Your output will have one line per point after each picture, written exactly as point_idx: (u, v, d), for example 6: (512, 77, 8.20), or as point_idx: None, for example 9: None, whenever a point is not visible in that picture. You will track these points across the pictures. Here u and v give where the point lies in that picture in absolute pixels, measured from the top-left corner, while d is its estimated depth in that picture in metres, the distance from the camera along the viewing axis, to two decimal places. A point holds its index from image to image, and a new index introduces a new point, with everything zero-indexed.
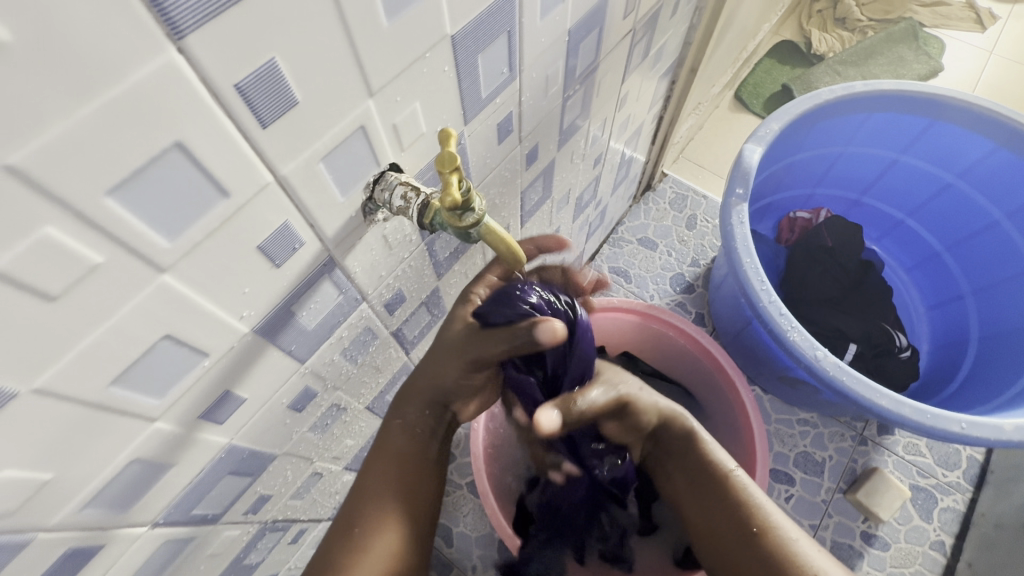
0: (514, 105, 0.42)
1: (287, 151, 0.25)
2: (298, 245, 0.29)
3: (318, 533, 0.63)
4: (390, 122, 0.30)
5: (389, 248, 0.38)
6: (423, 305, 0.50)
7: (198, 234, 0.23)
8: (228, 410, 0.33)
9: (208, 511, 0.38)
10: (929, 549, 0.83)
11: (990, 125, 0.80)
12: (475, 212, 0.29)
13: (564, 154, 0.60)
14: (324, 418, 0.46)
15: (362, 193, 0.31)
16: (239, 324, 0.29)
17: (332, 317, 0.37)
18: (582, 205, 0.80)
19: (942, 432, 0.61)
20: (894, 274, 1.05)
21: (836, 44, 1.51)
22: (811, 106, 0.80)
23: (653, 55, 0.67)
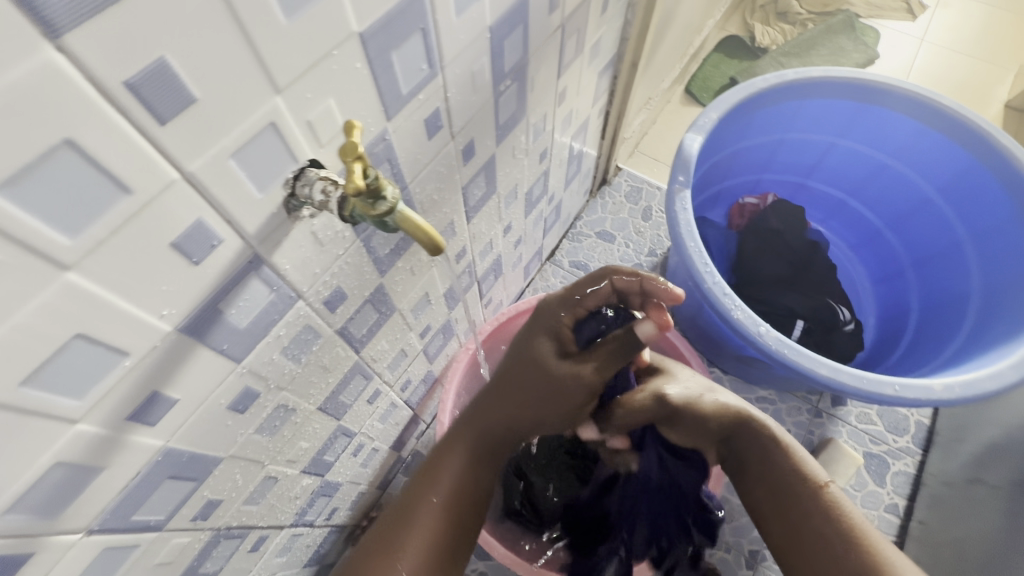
0: (440, 100, 0.43)
1: (192, 149, 0.25)
2: (216, 242, 0.30)
3: (282, 540, 0.63)
4: (304, 118, 0.31)
5: (321, 245, 0.39)
6: (369, 303, 0.51)
7: (101, 231, 0.24)
8: (159, 411, 0.33)
9: (150, 517, 0.38)
10: (884, 512, 0.87)
11: (912, 107, 0.85)
12: (388, 200, 0.29)
13: (504, 149, 0.61)
14: (272, 419, 0.46)
15: (282, 189, 0.32)
16: (161, 323, 0.29)
17: (265, 314, 0.37)
18: (533, 201, 0.82)
19: (879, 395, 0.64)
20: (840, 252, 1.09)
21: (778, 37, 1.57)
22: (747, 95, 0.83)
23: (589, 51, 0.69)
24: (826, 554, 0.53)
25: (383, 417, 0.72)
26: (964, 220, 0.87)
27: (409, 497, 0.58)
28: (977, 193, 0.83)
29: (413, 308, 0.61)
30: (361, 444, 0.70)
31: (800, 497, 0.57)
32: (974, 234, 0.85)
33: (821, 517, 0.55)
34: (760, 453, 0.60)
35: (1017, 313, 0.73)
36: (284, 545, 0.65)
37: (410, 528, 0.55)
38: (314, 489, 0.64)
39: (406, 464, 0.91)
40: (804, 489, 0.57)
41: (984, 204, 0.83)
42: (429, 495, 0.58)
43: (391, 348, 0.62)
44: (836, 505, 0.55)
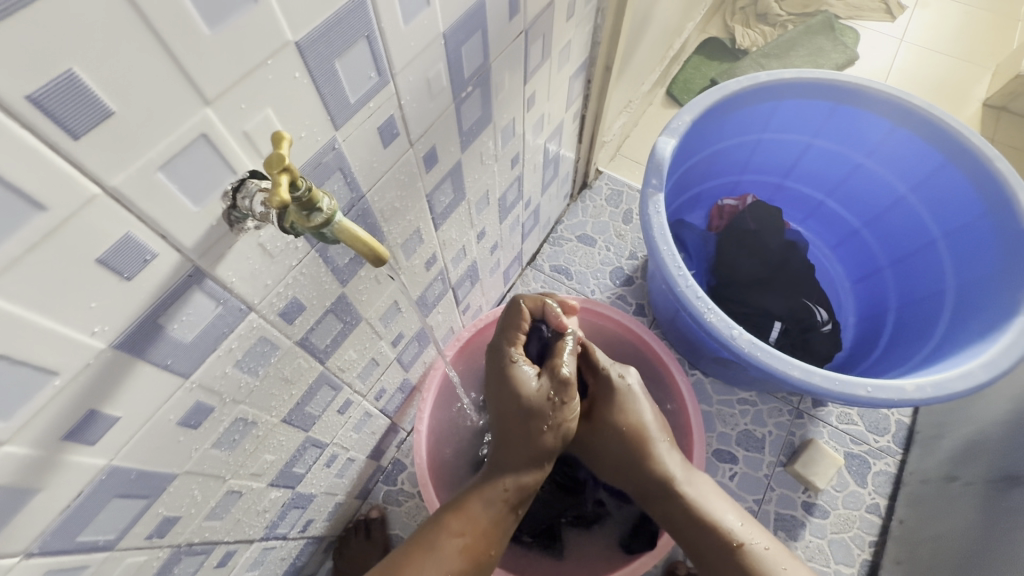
0: (394, 108, 0.42)
1: (113, 163, 0.25)
2: (150, 256, 0.29)
3: (252, 554, 0.62)
4: (239, 130, 0.30)
5: (270, 257, 0.38)
6: (331, 313, 0.50)
7: (15, 249, 0.23)
8: (99, 430, 0.32)
9: (99, 537, 0.37)
10: (865, 512, 0.87)
11: (885, 107, 0.85)
12: (324, 211, 0.29)
13: (471, 155, 0.61)
14: (230, 433, 0.45)
15: (221, 201, 0.32)
16: (93, 340, 0.29)
17: (212, 328, 0.36)
18: (508, 207, 0.81)
19: (851, 397, 0.64)
20: (820, 252, 1.09)
21: (758, 39, 1.58)
22: (720, 97, 0.83)
23: (558, 56, 0.69)
24: None
25: (357, 427, 0.72)
26: (938, 219, 0.87)
27: (434, 527, 0.59)
28: (950, 192, 0.84)
29: (381, 317, 0.61)
30: (334, 455, 0.69)
31: (719, 560, 0.59)
32: (948, 233, 0.85)
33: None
34: (681, 521, 0.62)
35: (989, 311, 0.73)
36: (256, 559, 0.64)
37: (431, 560, 0.56)
38: (285, 502, 0.63)
39: (386, 473, 0.90)
40: (723, 552, 0.59)
41: (956, 203, 0.83)
42: (451, 531, 0.58)
43: (361, 357, 0.62)
44: (752, 566, 0.57)
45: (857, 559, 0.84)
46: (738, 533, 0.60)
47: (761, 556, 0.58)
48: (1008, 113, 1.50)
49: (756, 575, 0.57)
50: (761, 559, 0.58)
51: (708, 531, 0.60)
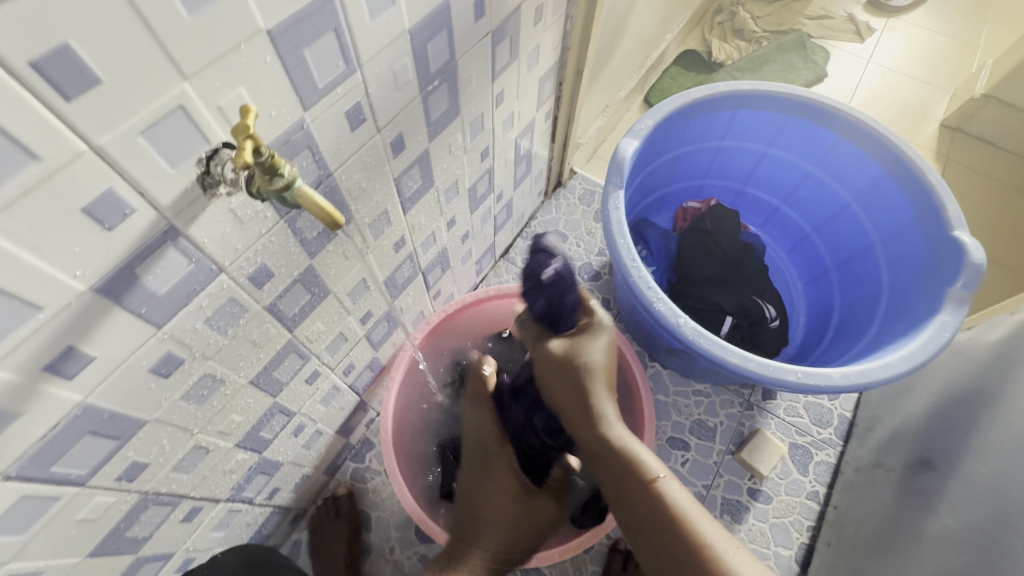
0: (361, 95, 0.47)
1: (100, 123, 0.29)
2: (129, 211, 0.33)
3: (218, 514, 0.66)
4: (214, 104, 0.35)
5: (241, 222, 0.42)
6: (299, 283, 0.54)
7: (11, 191, 0.27)
8: (76, 366, 0.36)
9: (71, 471, 0.41)
10: (805, 498, 0.93)
11: (831, 119, 0.92)
12: (285, 176, 0.33)
13: (439, 146, 0.65)
14: (199, 387, 0.49)
15: (196, 167, 0.36)
16: (74, 282, 0.33)
17: (185, 284, 0.40)
18: (479, 197, 0.86)
19: (784, 382, 0.70)
20: (776, 255, 1.16)
21: (733, 53, 1.65)
22: (680, 104, 0.89)
23: (526, 57, 0.74)
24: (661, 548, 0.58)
25: (326, 399, 0.76)
26: (878, 225, 0.94)
27: None
28: (887, 200, 0.90)
29: (350, 293, 0.65)
30: (302, 425, 0.73)
31: (635, 490, 0.62)
32: (885, 240, 0.92)
33: (649, 507, 0.60)
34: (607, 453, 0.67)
35: (914, 311, 0.80)
36: (221, 519, 0.67)
37: None
38: (252, 466, 0.66)
39: (355, 450, 0.94)
40: (636, 482, 0.63)
41: (892, 212, 0.90)
42: None
43: (329, 330, 0.66)
44: (662, 496, 0.60)
45: (795, 543, 0.90)
46: (649, 467, 0.63)
47: (668, 490, 0.61)
48: (962, 133, 1.58)
49: (662, 506, 0.60)
50: (671, 492, 0.61)
51: (623, 466, 0.65)
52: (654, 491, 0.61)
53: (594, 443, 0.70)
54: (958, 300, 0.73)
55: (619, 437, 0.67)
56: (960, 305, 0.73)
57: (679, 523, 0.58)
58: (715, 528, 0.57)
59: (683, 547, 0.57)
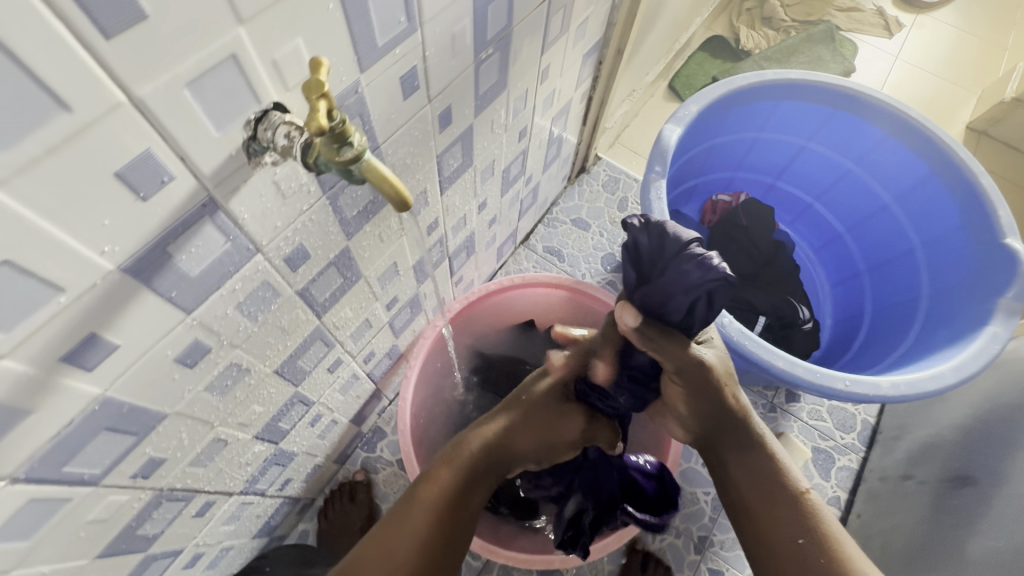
0: (418, 59, 0.41)
1: (141, 71, 0.24)
2: (167, 178, 0.28)
3: (230, 507, 0.61)
4: (269, 57, 0.29)
5: (283, 197, 0.37)
6: (333, 266, 0.49)
7: (35, 148, 0.22)
8: (98, 355, 0.31)
9: (85, 470, 0.36)
10: (826, 504, 0.91)
11: (880, 116, 0.88)
12: (354, 147, 0.29)
13: (483, 122, 0.60)
14: (223, 377, 0.44)
15: (243, 130, 0.31)
16: (102, 259, 0.28)
17: (219, 265, 0.36)
18: (511, 179, 0.81)
19: (830, 390, 0.67)
20: (804, 254, 1.13)
21: (762, 42, 1.60)
22: (725, 91, 0.84)
23: (575, 31, 0.68)
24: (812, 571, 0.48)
25: (344, 388, 0.71)
26: (919, 229, 0.90)
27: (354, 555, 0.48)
28: (932, 204, 0.87)
29: (380, 277, 0.60)
30: (319, 415, 0.68)
31: (777, 497, 0.52)
32: (926, 244, 0.89)
33: (794, 520, 0.51)
34: (748, 460, 0.54)
35: (959, 320, 0.77)
36: (232, 513, 0.63)
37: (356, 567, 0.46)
38: (267, 457, 0.62)
39: (366, 439, 0.90)
40: (783, 493, 0.52)
41: (936, 215, 0.87)
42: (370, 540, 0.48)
43: (355, 317, 0.61)
44: (814, 512, 0.51)
45: None
46: (797, 477, 0.54)
47: (821, 506, 0.52)
48: (988, 137, 1.56)
49: (812, 521, 0.50)
50: (823, 510, 0.52)
51: (769, 466, 0.54)
52: (805, 503, 0.52)
53: (735, 452, 0.55)
54: (1010, 311, 0.71)
55: (765, 433, 0.56)
56: (1012, 316, 0.70)
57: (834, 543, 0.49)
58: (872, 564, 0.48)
59: None
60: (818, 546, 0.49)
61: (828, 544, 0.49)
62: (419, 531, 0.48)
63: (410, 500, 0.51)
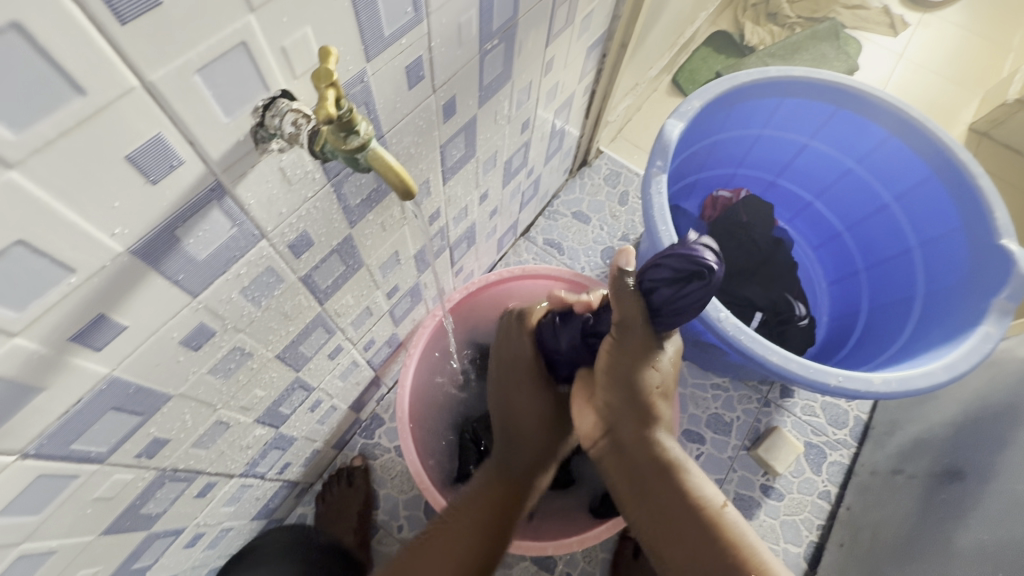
0: (423, 49, 0.42)
1: (153, 55, 0.24)
2: (176, 162, 0.29)
3: (230, 489, 0.62)
4: (278, 44, 0.30)
5: (289, 183, 0.38)
6: (336, 254, 0.50)
7: (50, 131, 0.23)
8: (106, 336, 0.32)
9: (91, 448, 0.37)
10: (817, 497, 0.92)
11: (882, 115, 0.88)
12: (360, 136, 0.30)
13: (486, 113, 0.60)
14: (226, 361, 0.45)
15: (251, 117, 0.31)
16: (112, 242, 0.28)
17: (225, 249, 0.36)
18: (512, 171, 0.81)
19: (822, 385, 0.68)
20: (803, 252, 1.13)
21: (766, 38, 1.59)
22: (729, 87, 0.84)
23: (580, 23, 0.69)
24: None
25: (344, 375, 0.72)
26: (917, 229, 0.91)
27: None
28: (931, 205, 0.88)
29: (381, 266, 0.61)
30: (319, 401, 0.69)
31: (697, 521, 0.53)
32: (923, 244, 0.90)
33: (712, 540, 0.52)
34: (665, 480, 0.55)
35: (953, 319, 0.78)
36: (232, 495, 0.64)
37: None
38: (267, 441, 0.63)
39: (365, 426, 0.91)
40: (701, 513, 0.53)
41: (935, 215, 0.87)
42: None
43: (356, 304, 0.62)
44: (731, 530, 0.52)
45: (804, 540, 0.90)
46: (713, 495, 0.55)
47: (737, 521, 0.53)
48: (989, 139, 1.56)
49: (730, 540, 0.52)
50: (739, 525, 0.53)
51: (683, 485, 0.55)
52: (722, 522, 0.53)
53: (654, 470, 0.55)
54: (1002, 311, 0.72)
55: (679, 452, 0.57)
56: (1005, 316, 0.71)
57: (749, 556, 0.51)
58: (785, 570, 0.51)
59: None
60: (737, 565, 0.50)
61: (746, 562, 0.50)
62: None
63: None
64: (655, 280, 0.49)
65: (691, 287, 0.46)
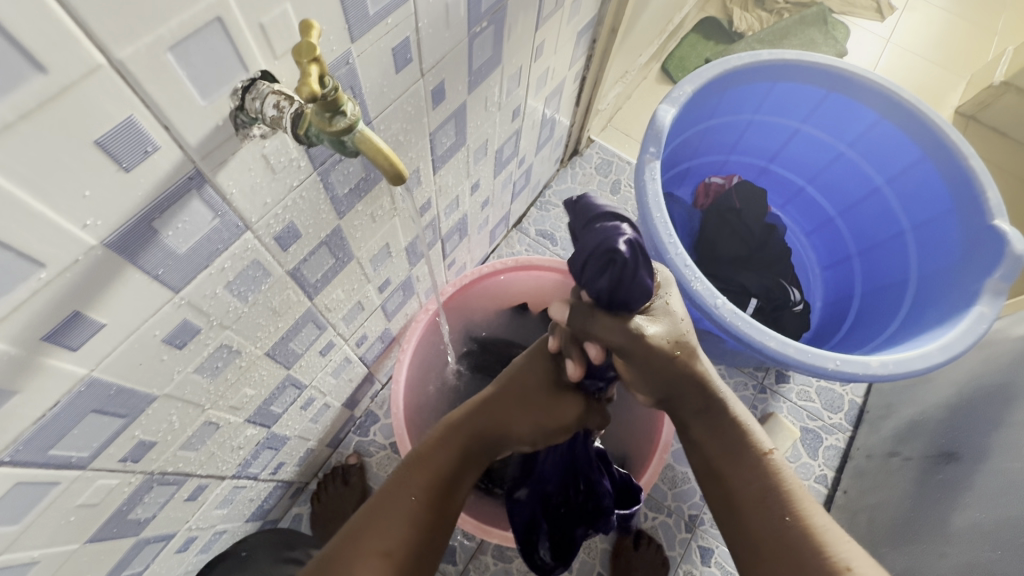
0: (410, 30, 0.40)
1: (121, 30, 0.23)
2: (151, 148, 0.27)
3: (222, 491, 0.61)
4: (256, 21, 0.28)
5: (273, 172, 0.36)
6: (324, 246, 0.48)
7: (10, 113, 0.21)
8: (82, 335, 0.30)
9: (72, 453, 0.35)
10: (814, 482, 0.93)
11: (874, 97, 0.87)
12: (348, 116, 0.29)
13: (476, 99, 0.59)
14: (213, 359, 0.43)
15: (229, 99, 0.29)
16: (84, 234, 0.27)
17: (208, 242, 0.34)
18: (503, 160, 0.79)
19: (820, 369, 0.67)
20: (796, 238, 1.13)
21: (755, 24, 1.59)
22: (721, 71, 0.83)
23: (569, 7, 0.67)
24: (776, 534, 0.48)
25: (336, 372, 0.71)
26: (910, 212, 0.91)
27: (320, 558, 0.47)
28: (922, 186, 0.88)
29: (372, 259, 0.59)
30: (311, 398, 0.68)
31: (742, 462, 0.53)
32: (916, 226, 0.90)
33: (754, 481, 0.51)
34: (713, 422, 0.55)
35: (947, 301, 0.78)
36: (225, 497, 0.62)
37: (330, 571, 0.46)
38: (260, 441, 0.62)
39: (359, 423, 0.89)
40: (745, 454, 0.53)
41: (928, 197, 0.87)
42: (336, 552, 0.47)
43: (347, 299, 0.60)
44: (774, 472, 0.51)
45: None
46: (760, 439, 0.54)
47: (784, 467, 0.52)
48: (976, 122, 1.57)
49: (772, 482, 0.51)
50: (785, 471, 0.52)
51: (732, 426, 0.55)
52: (766, 463, 0.52)
53: (703, 424, 0.56)
54: (995, 291, 0.72)
55: (728, 398, 0.56)
56: (998, 297, 0.71)
57: (790, 503, 0.49)
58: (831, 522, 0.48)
59: (795, 536, 0.47)
60: (775, 507, 0.49)
61: (787, 504, 0.49)
62: (409, 513, 0.49)
63: (400, 484, 0.52)
64: (594, 286, 0.51)
65: (620, 266, 0.50)
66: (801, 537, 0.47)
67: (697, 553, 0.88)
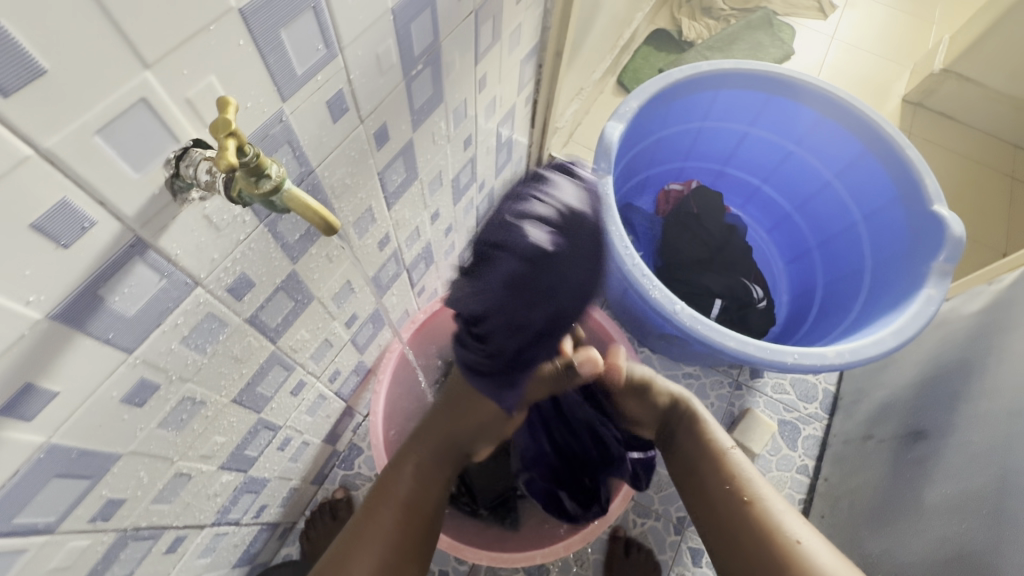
0: (343, 82, 0.42)
1: (48, 122, 0.25)
2: (88, 224, 0.29)
3: (204, 540, 0.61)
4: (181, 96, 0.30)
5: (216, 230, 0.38)
6: (282, 291, 0.50)
7: None
8: (36, 404, 0.31)
9: (38, 519, 0.36)
10: (796, 473, 0.95)
11: (812, 98, 0.92)
12: (272, 178, 0.30)
13: (423, 135, 0.61)
14: (177, 412, 0.44)
15: (164, 169, 0.31)
16: (28, 309, 0.28)
17: (157, 302, 0.36)
18: (461, 188, 0.82)
19: (780, 363, 0.70)
20: (758, 236, 1.17)
21: (703, 32, 1.64)
22: (664, 85, 0.87)
23: (508, 39, 0.70)
24: (730, 518, 0.62)
25: (312, 410, 0.72)
26: (859, 203, 0.95)
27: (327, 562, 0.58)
28: (868, 179, 0.92)
29: (334, 297, 0.61)
30: (288, 438, 0.69)
31: (705, 459, 0.68)
32: (866, 217, 0.94)
33: (714, 474, 0.66)
34: (683, 428, 0.71)
35: (898, 286, 0.81)
36: (207, 545, 0.62)
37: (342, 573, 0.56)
38: (238, 486, 0.62)
39: (343, 457, 0.90)
40: (710, 450, 0.68)
41: (875, 188, 0.91)
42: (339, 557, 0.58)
43: (313, 338, 0.61)
44: (732, 462, 0.66)
45: None
46: (721, 440, 0.69)
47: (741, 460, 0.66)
48: (923, 108, 1.63)
49: (731, 472, 0.65)
50: (743, 463, 0.66)
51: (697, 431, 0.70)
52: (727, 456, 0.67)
53: (685, 431, 0.71)
54: (941, 273, 0.75)
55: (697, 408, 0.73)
56: (943, 279, 0.74)
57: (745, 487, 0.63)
58: (778, 500, 0.61)
59: (751, 513, 0.60)
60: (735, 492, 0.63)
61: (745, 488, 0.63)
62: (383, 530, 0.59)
63: (375, 508, 0.61)
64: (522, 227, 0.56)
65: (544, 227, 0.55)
66: (750, 516, 0.60)
67: (687, 554, 0.89)
